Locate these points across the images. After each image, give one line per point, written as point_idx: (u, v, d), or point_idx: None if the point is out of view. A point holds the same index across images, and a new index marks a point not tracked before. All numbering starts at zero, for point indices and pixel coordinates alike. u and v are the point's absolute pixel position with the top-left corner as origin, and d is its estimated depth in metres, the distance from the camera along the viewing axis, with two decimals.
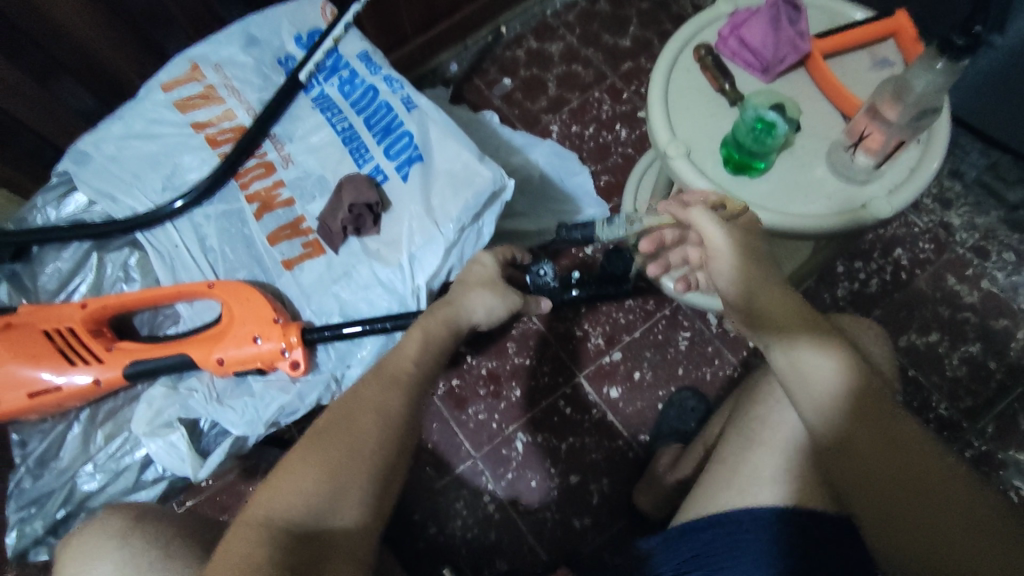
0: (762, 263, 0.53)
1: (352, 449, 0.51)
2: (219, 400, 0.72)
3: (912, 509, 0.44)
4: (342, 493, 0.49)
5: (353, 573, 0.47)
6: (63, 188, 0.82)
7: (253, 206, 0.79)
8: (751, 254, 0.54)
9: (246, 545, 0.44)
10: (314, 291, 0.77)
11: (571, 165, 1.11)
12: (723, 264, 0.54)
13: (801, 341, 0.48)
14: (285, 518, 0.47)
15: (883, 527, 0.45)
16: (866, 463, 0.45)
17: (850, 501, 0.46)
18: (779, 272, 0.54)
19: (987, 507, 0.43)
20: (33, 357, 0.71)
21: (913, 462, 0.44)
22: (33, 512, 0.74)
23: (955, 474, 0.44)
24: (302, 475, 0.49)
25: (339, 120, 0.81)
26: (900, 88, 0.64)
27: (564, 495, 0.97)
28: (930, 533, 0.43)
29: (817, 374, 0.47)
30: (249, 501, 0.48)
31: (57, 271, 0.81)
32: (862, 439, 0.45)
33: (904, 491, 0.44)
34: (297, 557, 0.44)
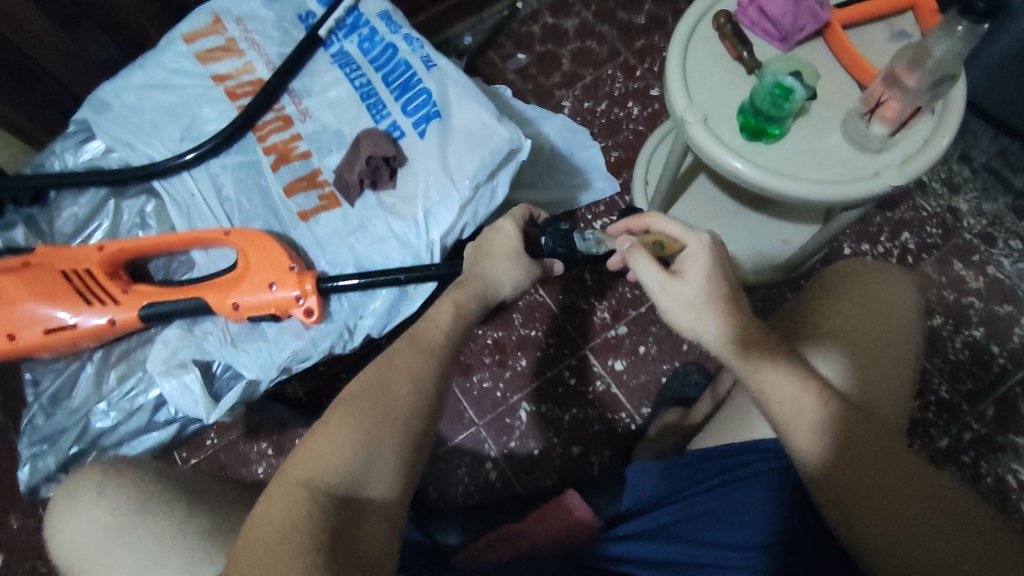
0: (709, 310, 0.58)
1: (387, 414, 0.50)
2: (233, 343, 0.75)
3: (898, 512, 0.50)
4: (378, 457, 0.48)
5: (386, 537, 0.46)
6: (81, 136, 0.85)
7: (270, 158, 0.80)
8: (703, 302, 0.58)
9: (287, 505, 0.44)
10: (329, 242, 0.78)
11: (581, 139, 1.09)
12: (673, 322, 0.59)
13: (766, 370, 0.56)
14: (325, 481, 0.46)
15: (869, 535, 0.50)
16: (853, 477, 0.51)
17: (838, 514, 0.52)
18: (737, 306, 0.58)
19: (956, 513, 0.49)
20: (49, 295, 0.74)
21: (895, 470, 0.51)
22: (45, 449, 0.78)
23: (929, 487, 0.51)
24: (343, 439, 0.47)
25: (357, 76, 0.82)
26: (919, 54, 0.64)
27: (565, 465, 0.97)
28: (910, 537, 0.49)
29: (791, 396, 0.54)
30: (288, 459, 0.47)
31: (74, 216, 0.84)
32: (845, 456, 0.52)
33: (889, 496, 0.51)
34: (335, 520, 0.44)
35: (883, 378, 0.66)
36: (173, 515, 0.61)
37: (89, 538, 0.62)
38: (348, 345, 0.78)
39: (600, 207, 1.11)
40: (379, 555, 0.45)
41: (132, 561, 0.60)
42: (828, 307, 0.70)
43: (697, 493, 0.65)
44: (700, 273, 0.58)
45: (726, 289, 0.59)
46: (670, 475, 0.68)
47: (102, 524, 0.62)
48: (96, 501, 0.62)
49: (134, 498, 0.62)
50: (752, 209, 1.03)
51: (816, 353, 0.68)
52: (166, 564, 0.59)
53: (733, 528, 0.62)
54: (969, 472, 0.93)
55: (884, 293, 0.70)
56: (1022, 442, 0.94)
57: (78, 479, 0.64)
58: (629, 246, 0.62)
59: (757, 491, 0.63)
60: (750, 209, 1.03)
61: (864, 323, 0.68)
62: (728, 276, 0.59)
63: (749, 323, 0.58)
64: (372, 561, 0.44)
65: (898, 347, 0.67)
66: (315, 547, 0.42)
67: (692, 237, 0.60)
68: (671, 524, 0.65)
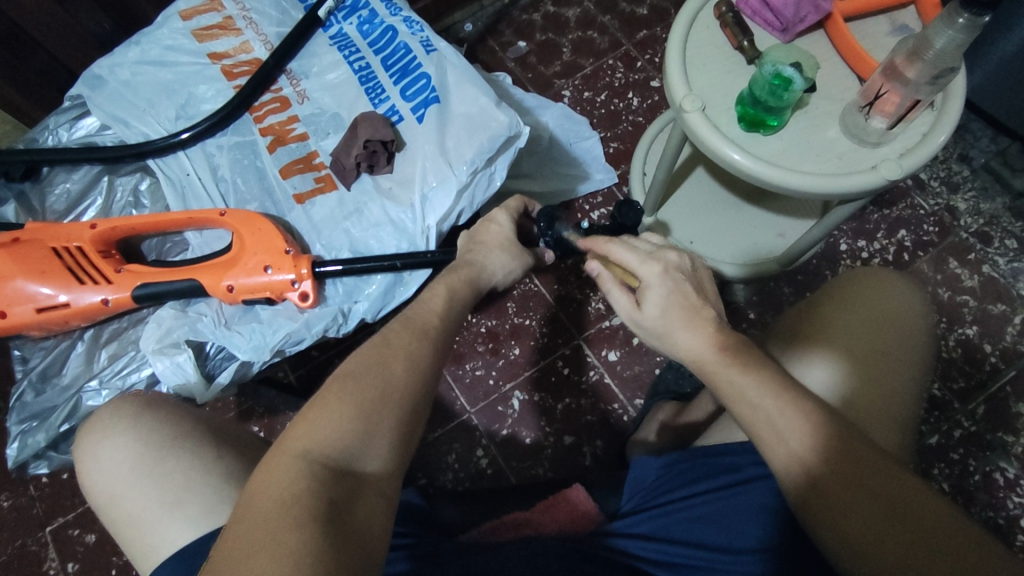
0: (673, 337, 0.55)
1: (384, 393, 0.49)
2: (227, 325, 0.76)
3: (887, 538, 0.47)
4: (375, 433, 0.47)
5: (385, 519, 0.45)
6: (75, 112, 0.84)
7: (267, 139, 0.80)
8: (677, 324, 0.54)
9: (285, 475, 0.43)
10: (325, 226, 0.78)
11: (580, 129, 1.08)
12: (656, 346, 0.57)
13: (744, 386, 0.52)
14: (324, 453, 0.45)
15: (855, 554, 0.48)
16: (841, 502, 0.49)
17: (822, 532, 0.49)
18: (702, 328, 0.54)
19: (937, 523, 0.47)
20: (41, 272, 0.73)
21: (884, 494, 0.48)
22: (34, 425, 0.77)
23: (912, 496, 0.49)
24: (338, 413, 0.47)
25: (356, 58, 0.82)
26: (921, 45, 0.63)
27: (556, 454, 0.97)
28: (894, 554, 0.47)
29: (767, 421, 0.51)
30: (288, 431, 0.46)
31: (67, 192, 0.83)
32: (828, 480, 0.49)
33: (877, 521, 0.48)
34: (333, 492, 0.43)
35: (881, 398, 0.63)
36: (205, 455, 0.61)
37: (118, 469, 0.61)
38: (341, 328, 0.78)
39: (597, 198, 1.09)
40: (375, 531, 0.44)
41: (159, 494, 0.59)
42: (824, 320, 0.69)
43: (695, 492, 0.61)
44: (658, 304, 0.55)
45: (684, 312, 0.54)
46: (670, 471, 0.65)
47: (136, 454, 0.61)
48: (131, 432, 0.62)
49: (170, 433, 0.62)
50: (752, 203, 1.03)
51: (809, 368, 0.66)
52: (192, 502, 0.58)
53: (729, 529, 0.58)
54: (958, 468, 0.94)
55: (884, 306, 0.68)
56: (1011, 439, 0.95)
57: (112, 412, 0.64)
58: (599, 270, 0.60)
59: (756, 492, 0.59)
60: (747, 202, 1.03)
61: (857, 335, 0.67)
62: (686, 296, 0.55)
63: (710, 342, 0.54)
64: (369, 536, 0.43)
65: (897, 366, 0.65)
66: (314, 518, 0.41)
67: (646, 268, 0.55)
68: (667, 523, 0.60)
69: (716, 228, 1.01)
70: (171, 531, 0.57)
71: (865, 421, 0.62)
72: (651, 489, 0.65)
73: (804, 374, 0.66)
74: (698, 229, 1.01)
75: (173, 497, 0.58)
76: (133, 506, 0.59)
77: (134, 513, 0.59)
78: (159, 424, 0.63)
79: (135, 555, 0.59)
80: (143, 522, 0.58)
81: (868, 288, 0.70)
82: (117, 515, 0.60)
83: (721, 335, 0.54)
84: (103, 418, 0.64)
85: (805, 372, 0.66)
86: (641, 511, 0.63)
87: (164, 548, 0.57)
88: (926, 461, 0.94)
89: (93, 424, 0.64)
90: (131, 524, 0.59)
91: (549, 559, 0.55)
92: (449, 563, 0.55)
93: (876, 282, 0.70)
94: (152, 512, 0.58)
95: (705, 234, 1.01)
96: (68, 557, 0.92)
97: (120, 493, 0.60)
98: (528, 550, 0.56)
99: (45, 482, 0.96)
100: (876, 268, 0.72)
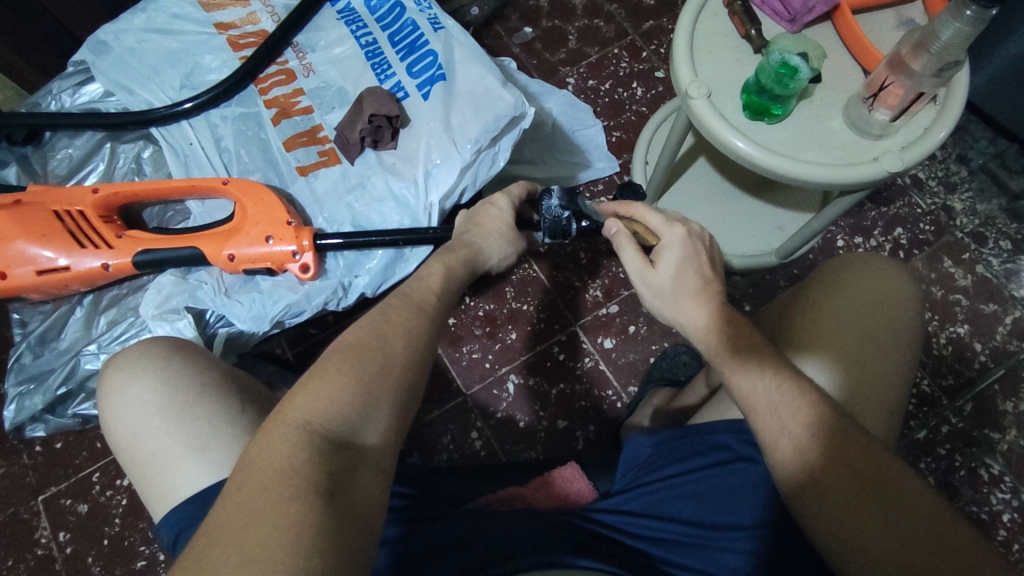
0: (680, 301, 0.58)
1: (384, 367, 0.50)
2: (227, 294, 0.76)
3: (883, 530, 0.48)
4: (374, 407, 0.48)
5: (380, 490, 0.46)
6: (79, 77, 0.84)
7: (271, 111, 0.80)
8: (692, 291, 0.57)
9: (284, 444, 0.43)
10: (327, 199, 0.78)
11: (583, 117, 1.08)
12: (663, 310, 0.59)
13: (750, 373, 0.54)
14: (322, 425, 0.45)
15: (845, 547, 0.48)
16: (835, 487, 0.49)
17: (814, 524, 0.50)
18: (707, 300, 0.57)
19: (927, 514, 0.48)
20: (42, 235, 0.73)
21: (872, 476, 0.49)
22: (32, 388, 0.78)
23: (907, 487, 0.49)
24: (338, 387, 0.47)
25: (363, 33, 0.82)
26: (926, 37, 0.63)
27: (550, 437, 0.98)
28: (881, 547, 0.47)
29: (765, 400, 0.53)
30: (287, 401, 0.46)
31: (68, 157, 0.83)
32: (825, 469, 0.50)
33: (868, 510, 0.48)
34: (331, 465, 0.43)
35: (882, 390, 0.64)
36: (230, 407, 0.61)
37: (143, 408, 0.60)
38: (341, 302, 0.78)
39: (598, 186, 1.10)
40: (368, 503, 0.44)
41: (183, 436, 0.58)
42: (819, 305, 0.69)
43: (688, 469, 0.61)
44: (673, 264, 0.58)
45: (696, 279, 0.58)
46: (663, 448, 0.65)
47: (163, 396, 0.60)
48: (160, 375, 0.62)
49: (200, 379, 0.62)
50: (751, 194, 1.04)
51: (811, 354, 0.67)
52: (217, 448, 0.58)
53: (721, 507, 0.58)
54: (944, 463, 0.95)
55: (887, 297, 0.68)
56: (996, 437, 0.96)
57: (144, 353, 0.63)
58: (617, 229, 0.62)
59: (747, 472, 0.59)
60: (746, 193, 1.04)
61: (854, 323, 0.67)
62: (700, 265, 0.58)
63: (713, 315, 0.57)
64: (363, 509, 0.43)
65: (890, 355, 0.65)
66: (310, 490, 0.41)
67: (669, 230, 0.59)
68: (655, 500, 0.61)
69: (716, 219, 1.02)
70: (194, 473, 0.57)
71: (853, 406, 0.63)
72: (642, 467, 0.65)
73: (805, 361, 0.67)
74: (698, 218, 1.02)
75: (194, 441, 0.58)
76: (156, 446, 0.58)
77: (156, 453, 0.58)
78: (189, 370, 0.63)
79: (149, 496, 0.59)
80: (165, 463, 0.58)
81: (869, 276, 0.70)
82: (138, 455, 0.59)
83: (723, 310, 0.57)
84: (132, 357, 0.63)
85: (803, 359, 0.67)
86: (629, 489, 0.63)
87: (184, 490, 0.57)
88: (913, 455, 0.95)
89: (122, 362, 0.63)
90: (151, 464, 0.58)
91: (546, 531, 0.56)
92: (441, 532, 0.56)
93: (878, 271, 0.71)
94: (174, 455, 0.58)
95: (706, 225, 1.01)
96: (60, 526, 0.92)
97: (142, 435, 0.59)
98: (519, 523, 0.57)
99: (39, 451, 0.96)
100: (877, 257, 0.73)
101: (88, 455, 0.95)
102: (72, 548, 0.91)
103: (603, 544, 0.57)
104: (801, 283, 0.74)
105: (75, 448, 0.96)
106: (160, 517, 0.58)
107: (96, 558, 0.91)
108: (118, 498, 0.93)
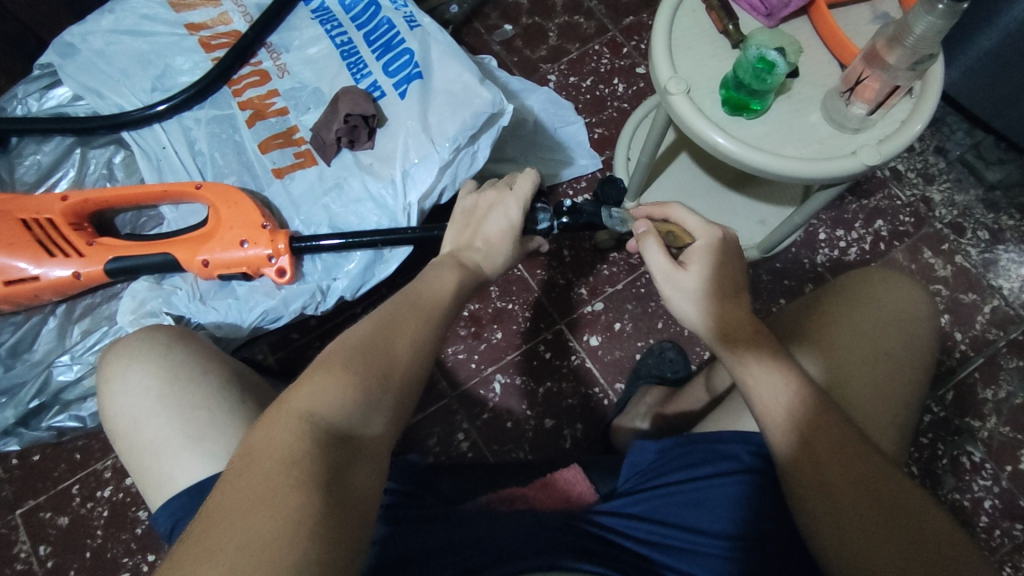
0: (710, 302, 0.57)
1: (389, 370, 0.49)
2: (202, 300, 0.75)
3: (880, 536, 0.48)
4: (376, 406, 0.47)
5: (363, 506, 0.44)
6: (46, 81, 0.82)
7: (246, 113, 0.79)
8: (726, 294, 0.57)
9: (287, 433, 0.42)
10: (305, 201, 0.77)
11: (566, 114, 1.07)
12: (691, 310, 0.57)
13: (757, 373, 0.54)
14: (325, 418, 0.44)
15: (843, 551, 0.48)
16: (825, 492, 0.50)
17: (814, 526, 0.50)
18: (737, 304, 0.57)
19: (927, 524, 0.48)
20: (9, 245, 0.72)
21: (865, 475, 0.50)
22: (4, 401, 0.75)
23: (908, 495, 0.49)
24: (344, 381, 0.46)
25: (338, 32, 0.80)
26: (900, 30, 0.63)
27: (538, 436, 0.97)
28: (879, 553, 0.47)
29: (783, 408, 0.53)
30: (290, 392, 0.45)
31: (37, 163, 0.81)
32: (830, 471, 0.50)
33: (870, 514, 0.48)
34: (332, 457, 0.42)
35: (893, 403, 0.63)
36: (229, 397, 0.60)
37: (145, 395, 0.59)
38: (320, 306, 0.77)
39: (581, 182, 1.10)
40: None
41: (182, 425, 0.57)
42: (832, 313, 0.68)
43: (692, 477, 0.60)
44: (706, 268, 0.57)
45: (729, 285, 0.57)
46: (667, 455, 0.63)
47: (163, 384, 0.60)
48: (161, 362, 0.61)
49: (200, 368, 0.61)
50: (733, 188, 1.04)
51: (822, 361, 0.65)
52: (215, 439, 0.57)
53: (725, 517, 0.58)
54: (927, 452, 0.96)
55: (901, 310, 0.68)
56: (977, 424, 0.97)
57: (146, 339, 0.63)
58: (645, 229, 0.60)
59: (754, 484, 0.58)
60: (729, 187, 1.04)
61: (869, 335, 0.66)
62: (731, 272, 0.58)
63: (744, 318, 0.56)
64: None
65: (901, 370, 0.65)
66: None
67: (707, 232, 0.59)
68: (660, 506, 0.59)
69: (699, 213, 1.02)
70: (190, 465, 0.56)
71: (863, 416, 0.62)
72: (645, 473, 0.64)
73: (816, 367, 0.65)
74: None
75: (195, 433, 0.57)
76: (156, 434, 0.57)
77: (155, 441, 0.57)
78: (188, 359, 0.62)
79: (146, 486, 0.57)
80: (164, 452, 0.57)
81: (881, 289, 0.69)
82: (137, 443, 0.58)
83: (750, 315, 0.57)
84: (135, 342, 0.63)
85: (814, 365, 0.65)
86: (633, 493, 0.62)
87: (182, 480, 0.56)
88: None
89: (121, 349, 0.62)
90: (148, 453, 0.57)
91: (538, 529, 0.56)
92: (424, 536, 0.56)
93: (887, 281, 0.70)
94: (177, 443, 0.56)
95: None
96: (40, 540, 0.90)
97: (145, 420, 0.58)
98: (503, 524, 0.57)
99: (16, 465, 0.94)
100: (885, 270, 0.72)
101: (67, 466, 0.93)
102: (52, 562, 0.89)
103: (596, 543, 0.56)
104: (811, 293, 0.73)
105: (53, 460, 0.94)
106: (156, 507, 0.57)
107: (78, 571, 0.89)
108: (99, 510, 0.92)
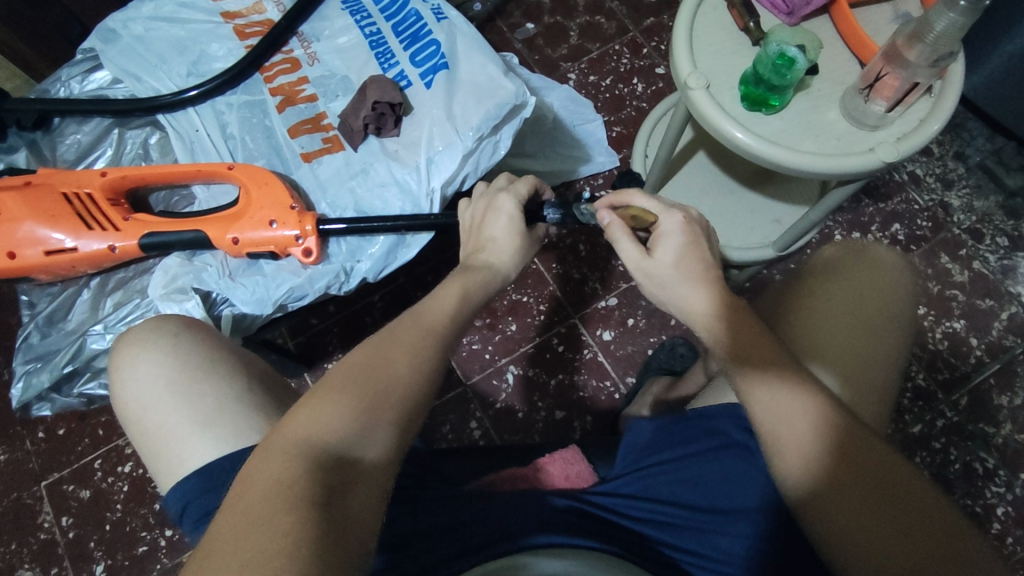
0: (681, 286, 0.57)
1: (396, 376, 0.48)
2: (231, 276, 0.77)
3: (879, 521, 0.47)
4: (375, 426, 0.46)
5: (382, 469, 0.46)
6: (88, 65, 0.85)
7: (276, 99, 0.81)
8: (699, 277, 0.57)
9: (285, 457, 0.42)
10: (331, 184, 0.79)
11: (584, 111, 1.10)
12: (665, 294, 0.59)
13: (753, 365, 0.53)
14: (323, 441, 0.43)
15: (844, 542, 0.47)
16: (844, 514, 0.48)
17: (814, 517, 0.49)
18: (706, 284, 0.57)
19: (922, 504, 0.48)
20: (50, 216, 0.75)
21: (862, 460, 0.49)
22: (39, 366, 0.79)
23: (904, 477, 0.49)
24: (341, 403, 0.45)
25: (368, 23, 0.83)
26: (921, 26, 0.64)
27: (548, 426, 0.99)
28: (880, 540, 0.46)
29: (771, 396, 0.51)
30: (288, 419, 0.45)
31: (77, 143, 0.85)
32: (829, 460, 0.49)
33: (868, 500, 0.48)
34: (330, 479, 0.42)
35: (876, 375, 0.64)
36: (237, 384, 0.62)
37: (154, 384, 0.61)
38: (343, 287, 0.79)
39: (598, 179, 1.11)
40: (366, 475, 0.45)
41: (192, 412, 0.59)
42: (814, 293, 0.69)
43: (684, 453, 0.61)
44: (674, 251, 0.58)
45: (699, 266, 0.58)
46: (664, 431, 0.63)
47: (172, 371, 0.62)
48: (169, 351, 0.63)
49: (210, 357, 0.63)
50: (750, 187, 1.05)
51: (803, 340, 0.66)
52: (224, 424, 0.59)
53: (722, 492, 0.58)
54: (939, 457, 0.96)
55: (881, 286, 0.69)
56: (991, 431, 0.97)
57: (153, 329, 0.64)
58: (610, 220, 0.62)
59: (748, 460, 0.59)
60: (745, 186, 1.05)
61: (847, 312, 0.67)
62: (700, 250, 0.58)
63: (711, 299, 0.56)
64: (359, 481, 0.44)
65: (881, 342, 0.65)
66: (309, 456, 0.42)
67: (669, 216, 0.59)
68: (654, 483, 0.60)
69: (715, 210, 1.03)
70: (200, 449, 0.58)
71: (846, 388, 0.63)
72: (643, 450, 0.64)
73: (800, 346, 0.66)
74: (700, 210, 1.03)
75: (204, 418, 0.59)
76: (165, 419, 0.60)
77: (164, 427, 0.59)
78: (196, 348, 0.64)
79: (157, 468, 0.60)
80: (174, 436, 0.59)
81: (864, 268, 0.70)
82: (146, 428, 0.60)
83: (720, 291, 0.57)
84: (143, 333, 0.64)
85: (797, 344, 0.66)
86: (630, 472, 0.62)
87: (191, 463, 0.58)
88: (909, 449, 0.96)
89: (133, 336, 0.64)
90: (159, 438, 0.60)
91: (547, 512, 0.57)
92: (438, 513, 0.57)
93: (869, 261, 0.71)
94: (185, 428, 0.59)
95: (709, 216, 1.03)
96: (63, 511, 0.93)
97: (152, 408, 0.60)
98: (512, 502, 0.58)
99: (43, 437, 0.97)
100: (874, 250, 0.72)
101: (90, 441, 0.96)
102: (74, 532, 0.92)
103: (596, 524, 0.57)
104: (795, 277, 0.75)
105: (78, 434, 0.97)
106: (166, 489, 0.59)
107: (98, 542, 0.92)
108: (120, 484, 0.94)
